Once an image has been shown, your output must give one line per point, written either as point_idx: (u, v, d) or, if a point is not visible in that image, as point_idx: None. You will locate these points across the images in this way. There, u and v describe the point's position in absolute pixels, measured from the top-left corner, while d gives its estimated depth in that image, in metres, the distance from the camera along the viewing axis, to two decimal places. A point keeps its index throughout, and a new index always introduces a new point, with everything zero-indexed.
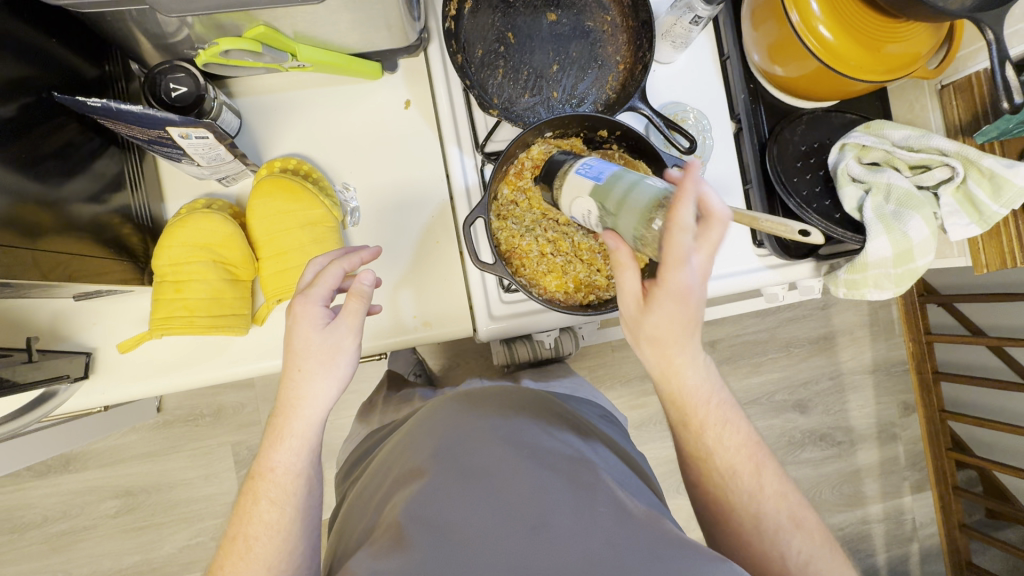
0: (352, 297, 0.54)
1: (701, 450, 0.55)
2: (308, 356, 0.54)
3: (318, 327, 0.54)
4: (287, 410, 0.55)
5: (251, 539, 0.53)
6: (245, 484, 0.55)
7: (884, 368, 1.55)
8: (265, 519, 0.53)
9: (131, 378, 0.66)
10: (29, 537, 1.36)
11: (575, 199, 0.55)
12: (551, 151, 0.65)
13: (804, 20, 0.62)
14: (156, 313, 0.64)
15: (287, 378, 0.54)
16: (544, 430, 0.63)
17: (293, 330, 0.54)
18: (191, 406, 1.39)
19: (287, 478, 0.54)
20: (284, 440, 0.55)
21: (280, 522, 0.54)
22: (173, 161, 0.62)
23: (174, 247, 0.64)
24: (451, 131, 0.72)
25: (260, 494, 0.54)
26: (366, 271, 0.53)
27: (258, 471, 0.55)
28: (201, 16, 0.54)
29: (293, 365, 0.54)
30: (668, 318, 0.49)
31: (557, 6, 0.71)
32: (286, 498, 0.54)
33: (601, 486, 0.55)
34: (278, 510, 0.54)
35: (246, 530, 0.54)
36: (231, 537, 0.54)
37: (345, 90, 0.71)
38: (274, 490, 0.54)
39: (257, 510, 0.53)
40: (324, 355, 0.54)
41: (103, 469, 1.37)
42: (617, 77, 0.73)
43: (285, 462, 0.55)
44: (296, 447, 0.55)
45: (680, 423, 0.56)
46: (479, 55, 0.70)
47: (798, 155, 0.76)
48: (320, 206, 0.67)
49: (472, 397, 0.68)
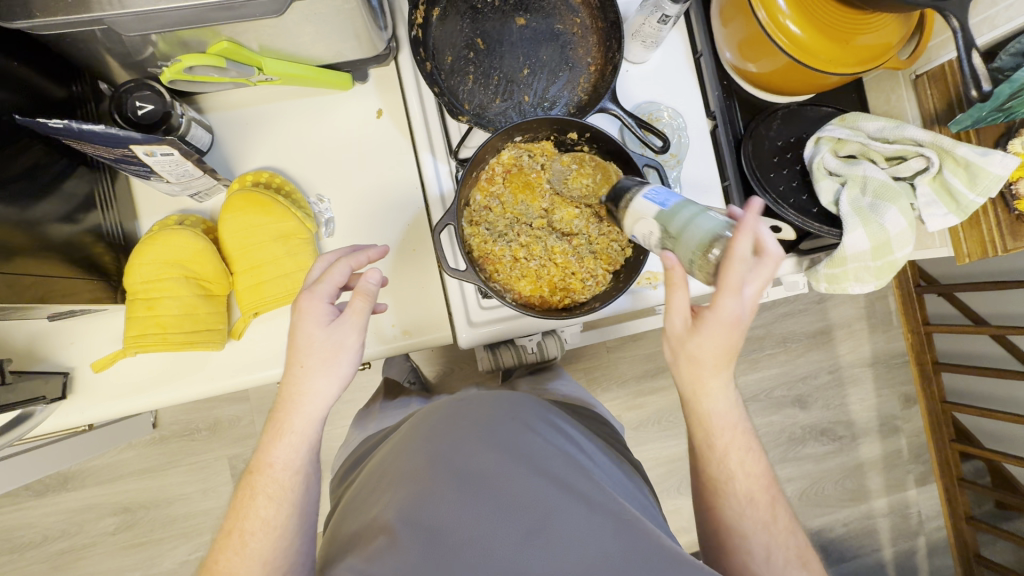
0: (357, 295, 0.53)
1: (722, 474, 0.58)
2: (310, 353, 0.53)
3: (322, 325, 0.53)
4: (288, 406, 0.54)
5: (246, 533, 0.53)
6: (243, 480, 0.55)
7: (883, 361, 1.53)
8: (261, 515, 0.53)
9: (110, 396, 0.66)
10: (30, 557, 1.36)
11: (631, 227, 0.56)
12: (521, 156, 0.66)
13: (770, 17, 0.62)
14: (128, 331, 0.64)
15: (288, 375, 0.54)
16: (543, 437, 0.61)
17: (296, 327, 0.53)
18: (187, 421, 1.39)
19: (286, 475, 0.54)
20: (283, 435, 0.54)
21: (274, 517, 0.53)
22: (143, 179, 0.62)
23: (144, 264, 0.64)
24: (425, 140, 0.72)
25: (258, 489, 0.54)
26: (371, 268, 0.52)
27: (257, 466, 0.55)
28: (164, 33, 0.55)
29: (295, 360, 0.53)
30: (714, 345, 0.52)
31: (526, 10, 0.72)
32: (283, 494, 0.54)
33: (596, 495, 0.54)
34: (274, 506, 0.53)
35: (242, 524, 0.53)
36: (226, 532, 0.54)
37: (317, 101, 0.72)
38: (273, 486, 0.54)
39: (251, 505, 0.53)
40: (326, 353, 0.53)
41: (101, 487, 1.37)
42: (589, 79, 0.72)
43: (284, 458, 0.54)
44: (296, 443, 0.54)
45: (703, 446, 0.58)
46: (448, 62, 0.70)
47: (775, 150, 0.76)
48: (291, 219, 0.67)
49: (472, 398, 0.67)
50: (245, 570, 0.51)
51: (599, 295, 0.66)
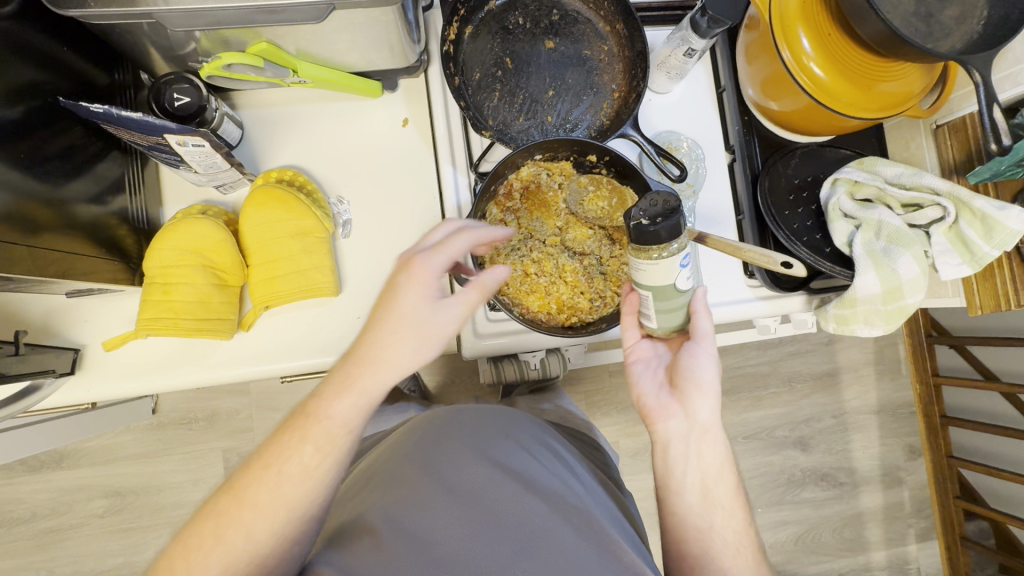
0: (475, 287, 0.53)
1: (736, 523, 0.55)
2: (407, 322, 0.52)
3: (429, 299, 0.52)
4: (362, 363, 0.52)
5: (284, 476, 0.51)
6: (293, 418, 0.53)
7: (890, 410, 1.51)
8: (302, 459, 0.51)
9: (118, 374, 0.67)
10: (16, 532, 1.43)
11: (674, 265, 0.49)
12: (540, 173, 0.67)
13: (794, 56, 0.63)
14: (142, 314, 0.65)
15: (375, 335, 0.52)
16: (537, 459, 0.60)
17: (401, 290, 0.52)
18: (185, 410, 1.47)
19: (341, 433, 0.52)
20: (351, 392, 0.52)
21: (315, 464, 0.52)
22: (172, 167, 0.64)
23: (164, 251, 0.65)
24: (447, 152, 0.74)
25: (308, 435, 0.52)
26: (500, 266, 0.53)
27: (313, 412, 0.52)
28: (208, 31, 0.57)
29: (390, 325, 0.51)
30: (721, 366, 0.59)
31: (556, 34, 0.74)
32: (331, 449, 0.52)
33: (588, 525, 0.54)
34: (320, 458, 0.52)
35: (280, 464, 0.52)
36: (262, 464, 0.52)
37: (347, 105, 0.74)
38: (324, 438, 0.52)
39: (293, 447, 0.52)
40: (421, 330, 0.52)
41: (95, 468, 1.45)
42: (612, 104, 0.74)
43: (344, 415, 0.52)
44: (358, 404, 0.52)
45: (724, 492, 0.56)
46: (476, 78, 0.72)
47: (791, 188, 0.75)
48: (311, 217, 0.68)
49: (466, 412, 0.67)
50: (271, 511, 0.50)
51: (606, 316, 0.66)
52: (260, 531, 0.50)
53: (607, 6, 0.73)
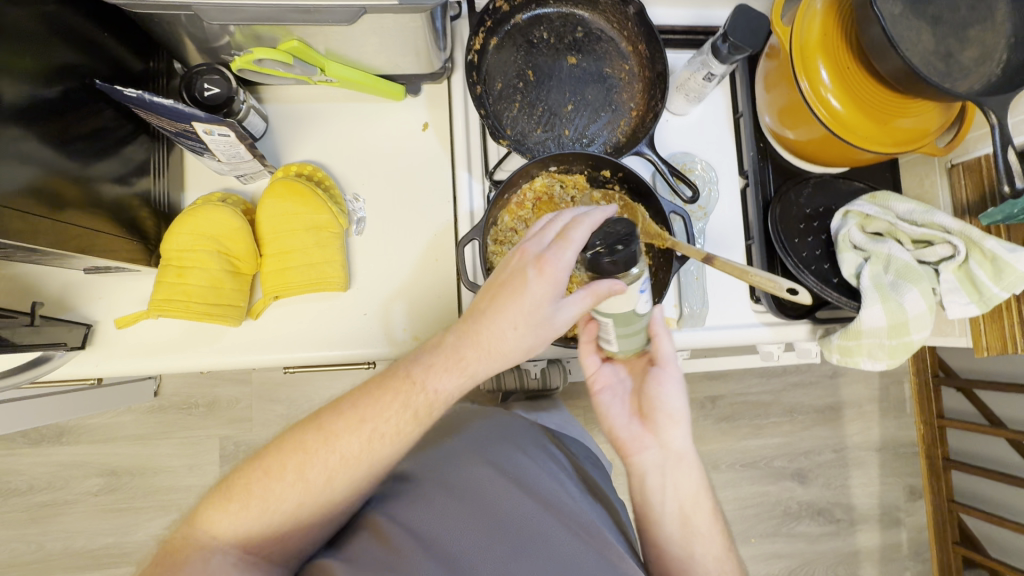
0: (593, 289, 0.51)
1: (717, 552, 0.56)
2: (528, 317, 0.51)
3: (555, 300, 0.51)
4: (474, 341, 0.52)
5: (377, 436, 0.52)
6: (395, 380, 0.53)
7: (891, 448, 1.49)
8: (396, 422, 0.53)
9: (126, 353, 0.68)
10: (11, 504, 1.44)
11: (635, 294, 0.49)
12: (553, 185, 0.68)
13: (813, 87, 0.64)
14: (155, 295, 0.66)
15: (494, 320, 0.51)
16: (541, 463, 0.63)
17: (530, 284, 0.50)
18: (187, 394, 1.49)
19: (438, 405, 0.53)
20: (460, 371, 0.52)
21: (407, 431, 0.53)
22: (196, 154, 0.66)
23: (182, 235, 0.66)
24: (464, 157, 0.76)
25: (410, 403, 0.52)
26: (615, 282, 0.47)
27: (415, 379, 0.53)
28: (242, 27, 0.59)
29: (511, 316, 0.51)
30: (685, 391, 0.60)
31: (578, 51, 0.76)
32: (427, 417, 0.53)
33: (588, 531, 0.56)
34: (415, 424, 0.53)
35: (372, 420, 0.53)
36: (357, 417, 0.53)
37: (370, 106, 0.75)
38: (423, 406, 0.53)
39: (392, 410, 0.53)
40: (540, 326, 0.51)
41: (94, 446, 1.46)
42: (629, 122, 0.76)
43: (445, 389, 0.53)
44: (461, 379, 0.53)
45: (704, 528, 0.56)
46: (498, 88, 0.74)
47: (802, 217, 0.75)
48: (326, 213, 0.70)
49: (471, 415, 0.70)
50: (354, 463, 0.52)
51: None
52: (339, 480, 0.52)
53: (631, 26, 0.74)
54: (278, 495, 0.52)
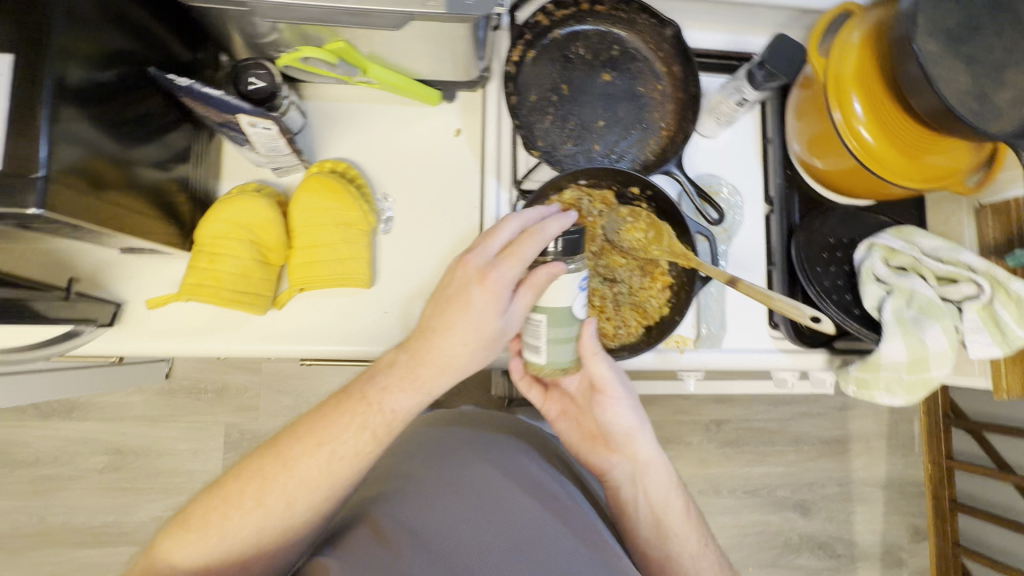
0: (530, 288, 0.54)
1: (690, 547, 0.68)
2: (475, 331, 0.55)
3: (501, 311, 0.54)
4: (425, 360, 0.56)
5: (336, 457, 0.56)
6: (352, 402, 0.57)
7: (898, 486, 1.47)
8: (355, 441, 0.57)
9: (151, 334, 0.69)
10: (17, 475, 1.46)
11: (572, 286, 0.55)
12: (581, 198, 0.68)
13: (845, 119, 0.64)
14: (186, 279, 0.66)
15: (443, 339, 0.55)
16: (519, 469, 0.68)
17: (474, 300, 0.54)
18: (197, 379, 1.51)
19: (394, 420, 0.57)
20: (414, 389, 0.57)
21: (365, 450, 0.57)
22: (237, 145, 0.67)
23: (217, 223, 0.67)
24: (493, 165, 0.76)
25: (367, 423, 0.57)
26: (555, 266, 0.54)
27: (370, 400, 0.57)
28: (291, 26, 0.60)
29: (460, 335, 0.55)
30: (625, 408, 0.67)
31: (614, 68, 0.77)
32: (384, 434, 0.57)
33: (584, 531, 0.62)
34: (374, 443, 0.57)
35: (332, 440, 0.57)
36: (316, 437, 0.57)
37: (405, 109, 0.77)
38: (379, 424, 0.57)
39: (349, 431, 0.57)
40: (488, 336, 0.55)
41: (102, 424, 1.48)
42: (658, 141, 0.77)
43: (399, 405, 0.57)
44: (414, 396, 0.57)
45: (679, 522, 0.68)
46: (532, 99, 0.75)
47: (826, 246, 0.75)
48: (357, 210, 0.71)
49: (460, 420, 0.75)
50: (316, 482, 0.56)
51: (628, 344, 0.67)
52: (302, 498, 0.56)
53: (667, 48, 0.76)
54: (237, 524, 0.55)
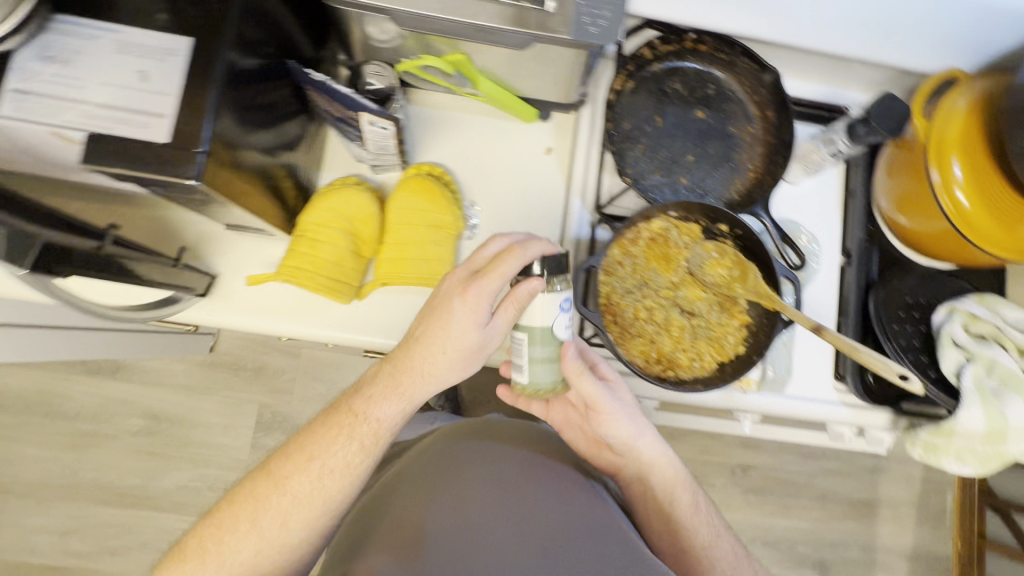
0: (512, 301, 0.58)
1: (703, 541, 0.70)
2: (456, 343, 0.61)
3: (479, 324, 0.60)
4: (411, 373, 0.62)
5: (327, 469, 0.62)
6: (340, 416, 0.64)
7: (924, 560, 1.42)
8: (345, 454, 0.63)
9: (239, 309, 0.72)
10: (56, 427, 1.50)
11: (554, 305, 0.58)
12: (669, 229, 0.69)
13: (943, 181, 0.64)
14: (287, 261, 0.68)
15: (425, 349, 0.61)
16: (525, 473, 0.69)
17: (455, 314, 0.60)
18: (238, 356, 1.54)
19: (381, 430, 0.64)
20: (397, 397, 0.63)
21: (354, 461, 0.63)
22: (347, 139, 0.71)
23: (322, 211, 0.69)
24: (580, 186, 0.78)
25: (355, 434, 0.63)
26: (536, 280, 0.57)
27: (359, 413, 0.63)
28: (417, 35, 0.63)
29: (440, 346, 0.61)
30: (619, 419, 0.70)
31: (708, 106, 0.79)
32: (371, 446, 0.63)
33: (603, 530, 0.62)
34: (362, 455, 0.63)
35: (325, 455, 0.63)
36: (308, 454, 0.63)
37: (501, 124, 0.80)
38: (367, 434, 0.63)
39: (338, 443, 0.63)
40: (468, 346, 0.61)
41: (143, 387, 1.52)
42: (744, 182, 0.78)
43: (386, 415, 0.63)
44: (399, 406, 0.63)
45: (688, 513, 0.72)
46: (626, 127, 0.77)
47: (904, 304, 0.75)
48: (449, 214, 0.73)
49: (464, 432, 0.76)
50: (309, 496, 0.61)
51: (701, 378, 0.68)
52: (297, 514, 0.61)
53: (764, 93, 0.77)
54: (233, 548, 0.59)
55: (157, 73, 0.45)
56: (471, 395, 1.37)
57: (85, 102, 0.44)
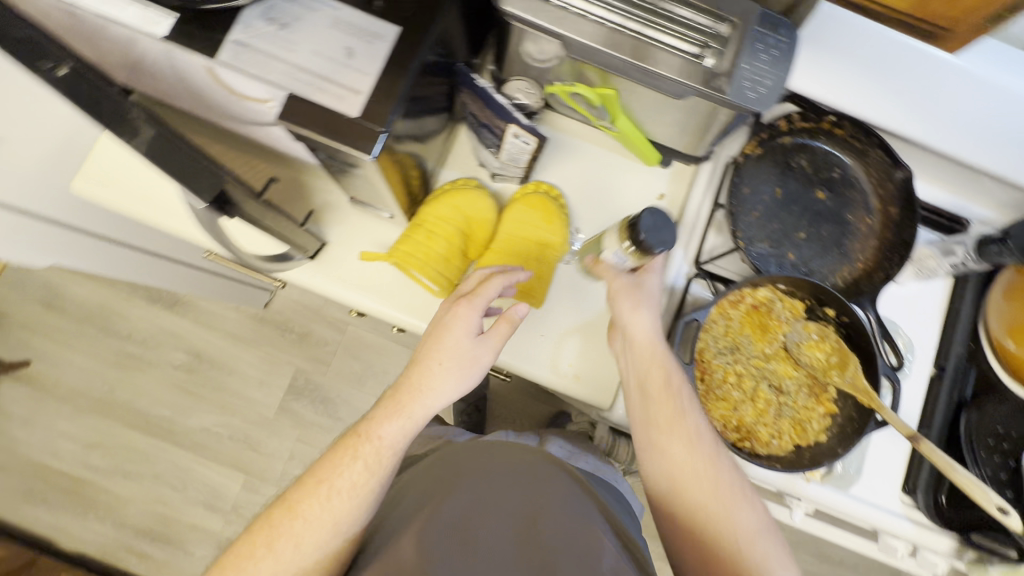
0: (504, 320, 0.64)
1: (684, 447, 0.61)
2: (452, 354, 0.62)
3: (471, 334, 0.62)
4: (414, 390, 0.61)
5: (335, 491, 0.58)
6: (346, 438, 0.62)
7: None
8: (352, 474, 0.59)
9: (338, 279, 0.75)
10: (107, 342, 1.56)
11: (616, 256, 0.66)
12: (774, 301, 0.69)
13: None
14: (400, 246, 0.70)
15: (424, 364, 0.61)
16: (522, 506, 0.64)
17: (448, 328, 0.62)
18: (288, 317, 1.58)
19: (387, 450, 0.61)
20: (400, 416, 0.61)
21: (361, 481, 0.59)
22: (482, 145, 0.74)
23: (444, 206, 0.72)
24: (685, 238, 0.78)
25: (359, 454, 0.60)
26: (523, 304, 0.65)
27: (365, 433, 0.61)
28: (576, 64, 0.66)
29: (436, 357, 0.61)
30: (628, 302, 0.66)
31: (829, 188, 0.79)
32: (379, 466, 0.60)
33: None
34: (367, 473, 0.60)
35: (334, 477, 0.59)
36: (316, 478, 0.59)
37: (621, 161, 0.81)
38: (373, 454, 0.60)
39: (345, 464, 0.60)
40: (465, 359, 0.62)
41: (194, 325, 1.57)
42: (852, 272, 0.77)
43: (392, 435, 0.61)
44: (407, 425, 0.61)
45: (663, 399, 0.63)
46: (745, 191, 0.77)
47: (994, 433, 0.73)
48: (557, 236, 0.75)
49: (462, 456, 0.73)
50: (320, 518, 0.57)
51: (779, 456, 0.68)
52: (308, 539, 0.57)
53: (890, 188, 0.76)
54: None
55: (361, 53, 0.48)
56: (502, 409, 1.37)
57: (293, 65, 0.47)
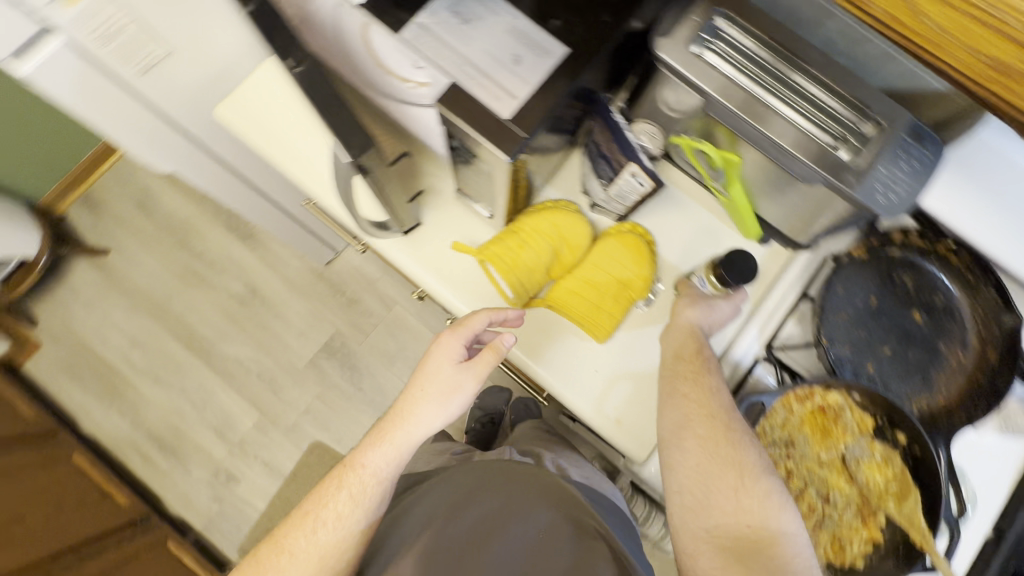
0: (490, 349, 0.64)
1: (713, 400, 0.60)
2: (433, 381, 0.63)
3: (452, 361, 0.64)
4: (396, 416, 0.63)
5: (320, 524, 0.62)
6: (334, 470, 0.65)
7: None
8: (336, 507, 0.62)
9: (421, 259, 0.77)
10: (179, 254, 1.66)
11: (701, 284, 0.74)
12: (845, 411, 0.67)
13: None
14: (490, 247, 0.72)
15: (408, 394, 0.63)
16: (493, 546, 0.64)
17: (431, 356, 0.64)
18: (343, 281, 1.63)
19: (371, 480, 0.62)
20: (380, 443, 0.63)
21: (346, 514, 0.62)
22: (593, 175, 0.75)
23: (544, 222, 0.74)
24: (764, 319, 0.77)
25: (344, 484, 0.63)
26: (508, 333, 0.65)
27: (351, 463, 0.64)
28: (709, 122, 0.66)
29: (419, 383, 0.63)
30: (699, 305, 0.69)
31: (928, 312, 0.75)
32: (362, 496, 0.62)
33: None
34: (351, 504, 0.62)
35: (320, 510, 0.63)
36: (304, 512, 0.63)
37: (721, 225, 0.81)
38: (357, 486, 0.62)
39: (333, 496, 0.63)
40: (445, 387, 0.63)
41: (258, 262, 1.65)
42: (929, 403, 0.74)
43: (375, 464, 0.63)
44: (389, 454, 0.62)
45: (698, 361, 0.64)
46: (839, 292, 0.75)
47: None
48: (637, 278, 0.75)
49: (449, 479, 0.74)
50: (306, 552, 0.61)
51: None
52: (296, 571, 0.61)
53: (994, 331, 0.72)
54: None
55: (528, 62, 0.51)
56: None
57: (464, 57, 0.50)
